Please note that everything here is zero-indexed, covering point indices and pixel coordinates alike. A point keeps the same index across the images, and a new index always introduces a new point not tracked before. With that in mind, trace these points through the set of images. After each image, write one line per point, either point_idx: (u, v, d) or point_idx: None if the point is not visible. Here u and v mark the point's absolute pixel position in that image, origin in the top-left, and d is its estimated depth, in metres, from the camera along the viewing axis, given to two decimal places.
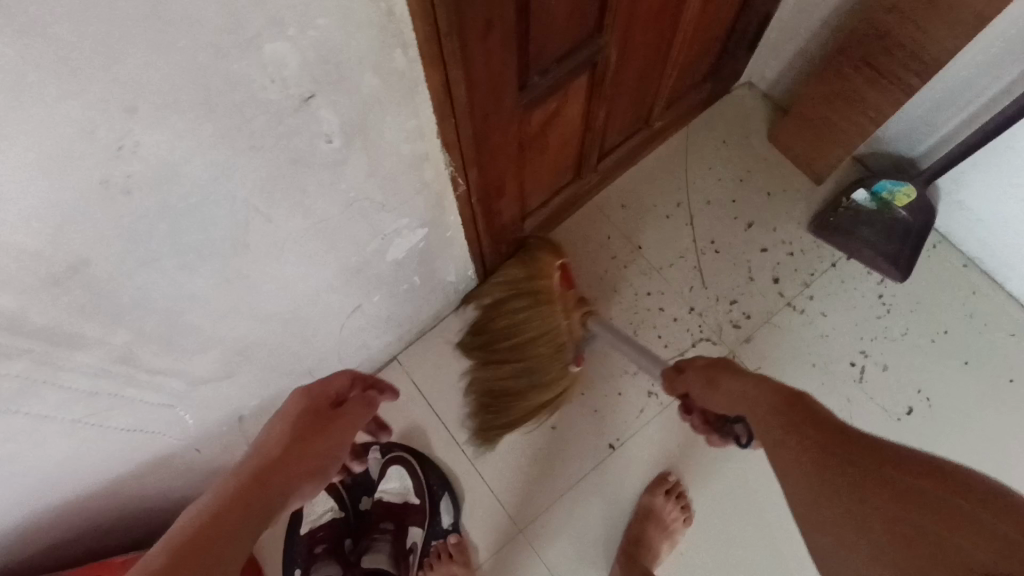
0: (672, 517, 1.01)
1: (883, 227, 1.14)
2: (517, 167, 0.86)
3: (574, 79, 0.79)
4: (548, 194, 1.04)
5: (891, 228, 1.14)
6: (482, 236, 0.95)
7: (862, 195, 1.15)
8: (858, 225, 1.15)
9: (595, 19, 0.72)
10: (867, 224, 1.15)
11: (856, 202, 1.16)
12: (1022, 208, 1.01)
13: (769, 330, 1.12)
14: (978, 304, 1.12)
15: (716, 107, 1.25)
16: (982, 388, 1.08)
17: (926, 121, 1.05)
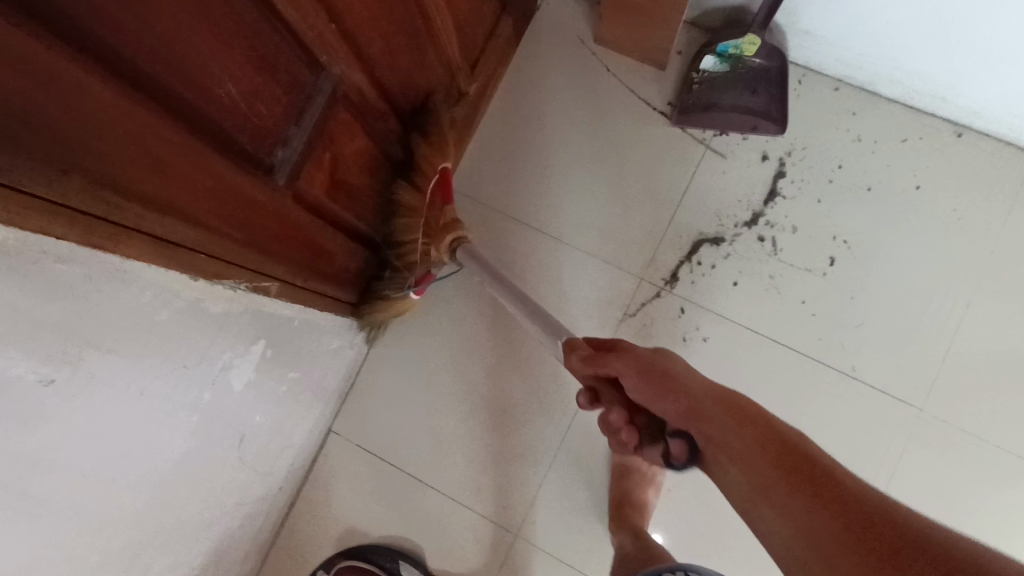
0: (647, 464, 1.01)
1: (741, 84, 1.06)
2: (331, 225, 0.79)
3: (335, 122, 0.71)
4: (391, 213, 0.97)
5: (749, 82, 1.06)
6: (341, 294, 0.90)
7: (711, 61, 1.05)
8: (718, 95, 1.07)
9: (306, 62, 0.63)
10: (726, 88, 1.07)
11: (707, 71, 1.07)
12: (862, 17, 0.93)
13: (670, 241, 1.08)
14: (858, 125, 1.07)
15: (531, 32, 1.16)
16: (891, 208, 1.05)
17: None
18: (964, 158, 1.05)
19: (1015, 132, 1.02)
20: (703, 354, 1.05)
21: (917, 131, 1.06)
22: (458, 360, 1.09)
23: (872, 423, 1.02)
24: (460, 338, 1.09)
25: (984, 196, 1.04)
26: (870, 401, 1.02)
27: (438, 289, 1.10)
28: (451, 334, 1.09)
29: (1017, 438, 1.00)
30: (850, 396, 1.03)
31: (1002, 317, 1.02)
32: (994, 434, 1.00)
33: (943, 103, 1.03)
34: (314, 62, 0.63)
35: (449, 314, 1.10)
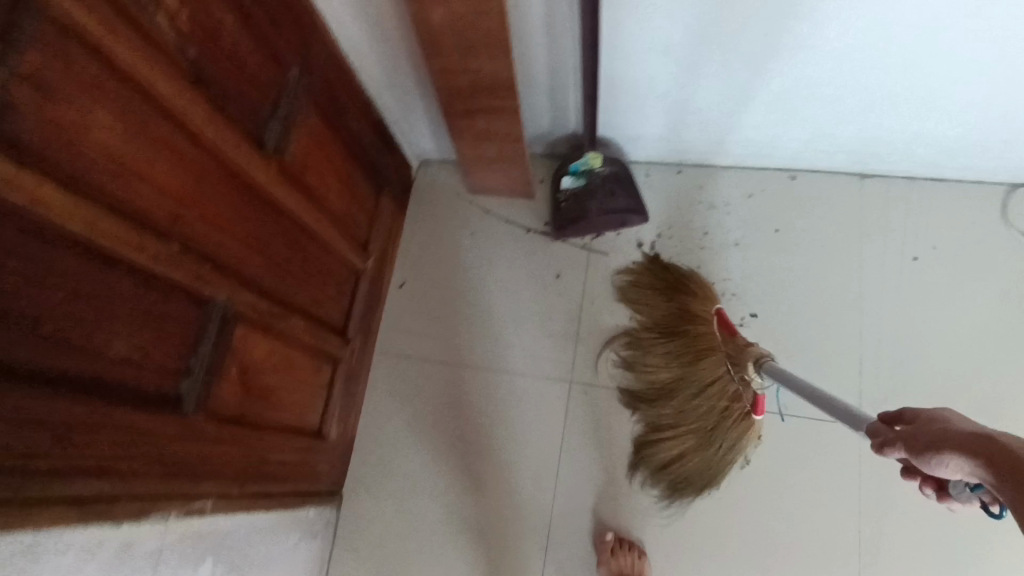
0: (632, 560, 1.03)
1: (601, 191, 1.18)
2: (258, 430, 0.85)
3: (234, 340, 0.79)
4: (320, 395, 1.04)
5: (606, 186, 1.19)
6: (287, 488, 0.94)
7: (568, 181, 1.19)
8: (585, 205, 1.18)
9: (191, 302, 0.72)
10: (590, 197, 1.18)
11: (569, 189, 1.20)
12: (668, 114, 1.10)
13: (585, 342, 1.17)
14: (709, 195, 1.21)
15: (413, 198, 1.31)
16: (763, 253, 1.17)
17: (555, 106, 1.12)
18: (806, 195, 1.18)
19: (836, 163, 1.16)
20: (646, 436, 1.10)
21: (759, 185, 1.20)
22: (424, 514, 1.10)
23: (813, 460, 1.09)
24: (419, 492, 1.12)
25: (835, 221, 1.16)
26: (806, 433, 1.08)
27: (392, 449, 1.15)
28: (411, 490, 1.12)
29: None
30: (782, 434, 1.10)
31: (893, 320, 1.10)
32: None
33: (768, 157, 1.18)
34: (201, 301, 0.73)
35: (406, 470, 1.14)
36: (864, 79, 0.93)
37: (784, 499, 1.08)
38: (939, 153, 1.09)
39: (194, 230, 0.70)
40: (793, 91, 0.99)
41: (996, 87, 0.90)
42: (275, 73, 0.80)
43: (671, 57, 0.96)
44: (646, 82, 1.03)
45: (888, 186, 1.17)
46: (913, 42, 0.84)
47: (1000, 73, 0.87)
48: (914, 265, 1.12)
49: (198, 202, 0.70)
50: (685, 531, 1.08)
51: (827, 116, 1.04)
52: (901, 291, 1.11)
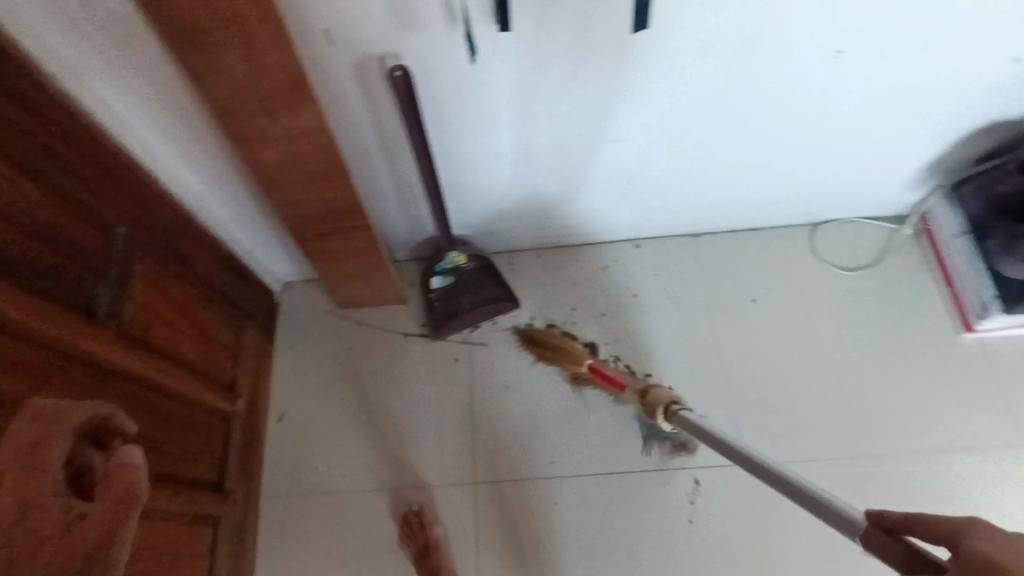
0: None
1: (469, 284, 1.23)
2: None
3: None
4: (203, 562, 0.94)
5: (474, 279, 1.23)
6: None
7: (436, 280, 1.23)
8: (455, 300, 1.21)
9: (88, 443, 0.63)
10: (459, 291, 1.22)
11: (439, 287, 1.23)
12: (515, 206, 1.18)
13: (483, 436, 1.16)
14: (570, 272, 1.30)
15: (283, 325, 1.27)
16: (629, 317, 1.25)
17: (409, 214, 1.17)
18: (653, 258, 1.30)
19: (672, 227, 1.30)
20: (559, 519, 1.09)
21: (611, 257, 1.31)
22: None
23: (737, 517, 1.07)
24: None
25: (683, 277, 1.28)
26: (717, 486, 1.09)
27: None
28: None
29: (830, 451, 1.13)
30: (696, 500, 1.08)
31: (751, 355, 1.21)
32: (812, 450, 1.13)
33: (613, 231, 1.29)
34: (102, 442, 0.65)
35: None
36: (668, 159, 1.08)
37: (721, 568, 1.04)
38: (749, 207, 1.25)
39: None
40: (616, 172, 1.11)
41: (773, 143, 1.07)
42: (102, 237, 0.77)
43: (503, 159, 1.04)
44: (487, 182, 1.10)
45: (718, 240, 1.32)
46: (696, 116, 0.99)
47: (771, 133, 1.04)
48: (756, 303, 1.26)
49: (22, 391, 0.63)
50: None
51: (651, 190, 1.17)
52: (751, 328, 1.23)
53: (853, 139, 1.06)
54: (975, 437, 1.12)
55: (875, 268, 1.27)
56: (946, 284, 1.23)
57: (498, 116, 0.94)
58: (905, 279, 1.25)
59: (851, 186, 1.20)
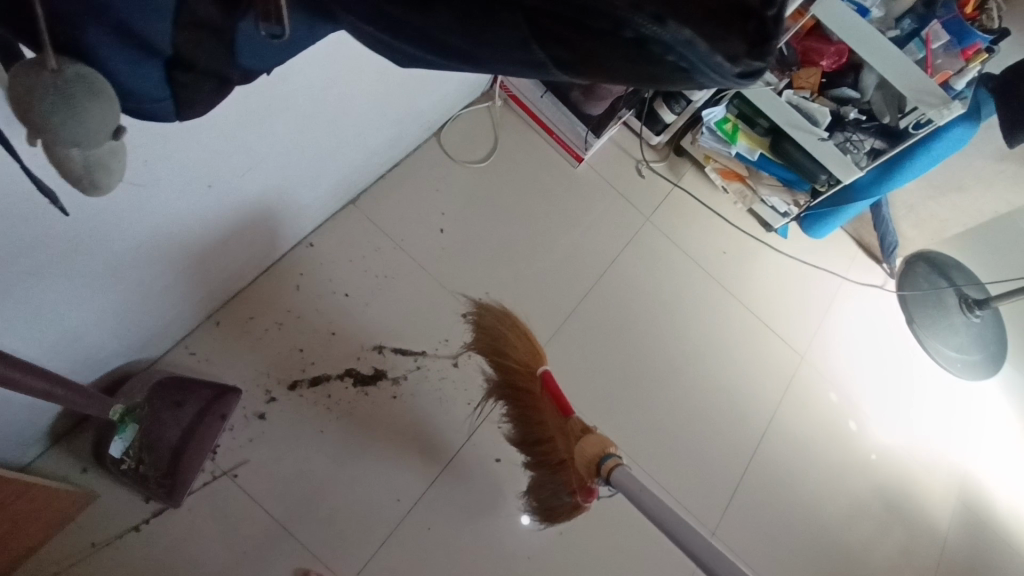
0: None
1: (160, 418, 0.94)
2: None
3: None
4: None
5: (161, 407, 0.95)
6: None
7: (116, 446, 0.88)
8: (163, 443, 0.94)
9: None
10: (158, 433, 0.94)
11: (126, 449, 0.90)
12: (160, 301, 0.88)
13: (315, 537, 0.99)
14: (267, 316, 1.08)
15: None
16: (357, 318, 1.14)
17: (18, 408, 0.78)
18: (335, 246, 1.17)
19: (331, 206, 1.16)
20: (440, 532, 1.05)
21: (295, 272, 1.12)
22: None
23: None
24: None
25: (373, 245, 1.20)
26: None
27: None
28: None
29: (567, 305, 1.32)
30: None
31: (473, 274, 1.26)
32: (556, 314, 1.30)
33: (279, 248, 1.09)
34: None
35: None
36: (304, 153, 0.91)
37: None
38: (386, 149, 1.19)
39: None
40: (258, 198, 0.90)
41: (386, 87, 0.98)
42: None
43: (122, 268, 0.74)
44: (112, 303, 0.78)
45: (373, 193, 1.24)
46: (314, 101, 0.82)
47: (382, 78, 0.95)
48: (446, 228, 1.27)
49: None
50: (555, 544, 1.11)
51: (295, 196, 1.00)
52: (458, 251, 1.26)
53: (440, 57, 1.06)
54: (627, 230, 1.44)
55: (495, 151, 1.37)
56: (547, 134, 1.42)
57: (87, 235, 0.63)
58: (523, 140, 1.41)
59: (448, 88, 1.22)
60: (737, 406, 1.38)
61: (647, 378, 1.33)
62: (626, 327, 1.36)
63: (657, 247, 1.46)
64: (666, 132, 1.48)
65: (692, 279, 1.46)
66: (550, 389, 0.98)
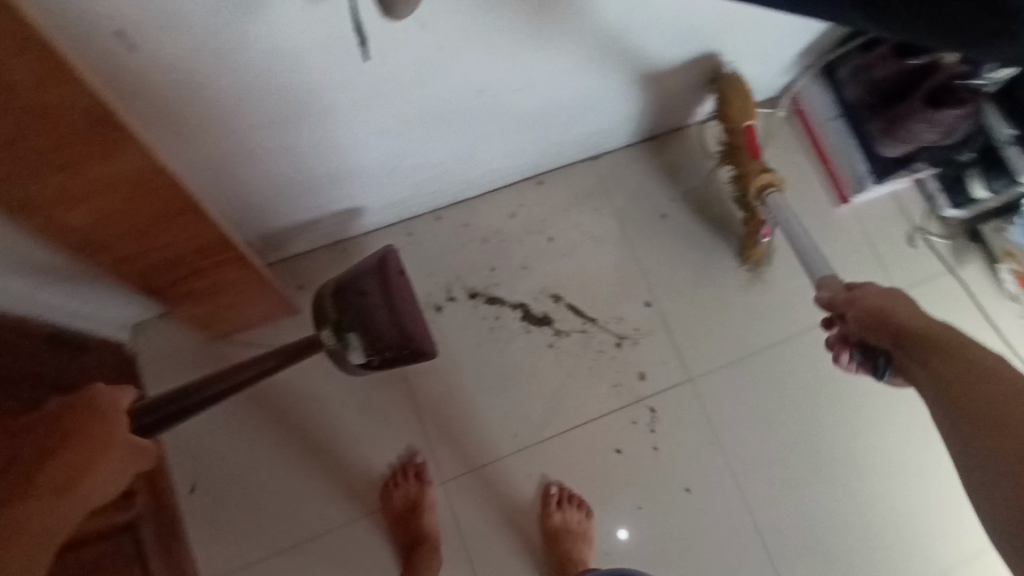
0: (571, 559, 1.01)
1: (356, 309, 0.87)
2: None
3: None
4: None
5: (353, 302, 0.87)
6: None
7: (355, 355, 0.87)
8: (382, 327, 0.87)
9: None
10: (368, 320, 0.87)
11: (363, 352, 0.87)
12: (407, 176, 1.01)
13: (433, 427, 1.08)
14: (479, 229, 1.17)
15: (154, 376, 1.04)
16: (550, 263, 1.17)
17: (279, 215, 0.96)
18: (560, 192, 1.21)
19: (572, 156, 1.19)
20: (535, 482, 1.07)
21: (516, 201, 1.19)
22: None
23: (693, 427, 1.12)
24: None
25: (593, 205, 1.21)
26: (670, 405, 1.13)
27: None
28: None
29: (764, 342, 1.18)
30: (657, 427, 1.12)
31: (677, 269, 1.20)
32: (745, 345, 1.18)
33: (513, 175, 1.16)
34: None
35: None
36: (575, 91, 0.95)
37: (690, 479, 1.10)
38: (645, 121, 1.18)
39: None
40: (516, 120, 0.96)
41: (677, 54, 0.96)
42: None
43: (389, 133, 0.86)
44: (371, 161, 0.91)
45: (615, 157, 1.24)
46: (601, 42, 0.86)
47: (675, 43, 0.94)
48: (670, 215, 1.23)
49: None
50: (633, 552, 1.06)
51: (546, 134, 1.06)
52: (670, 242, 1.21)
53: (736, 47, 1.02)
54: None
55: None
56: (820, 162, 1.28)
57: (377, 89, 0.75)
58: (790, 159, 1.28)
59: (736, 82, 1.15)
60: (923, 545, 1.11)
61: (829, 462, 1.13)
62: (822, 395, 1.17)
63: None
64: (967, 208, 1.23)
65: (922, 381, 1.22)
66: (748, 137, 1.10)
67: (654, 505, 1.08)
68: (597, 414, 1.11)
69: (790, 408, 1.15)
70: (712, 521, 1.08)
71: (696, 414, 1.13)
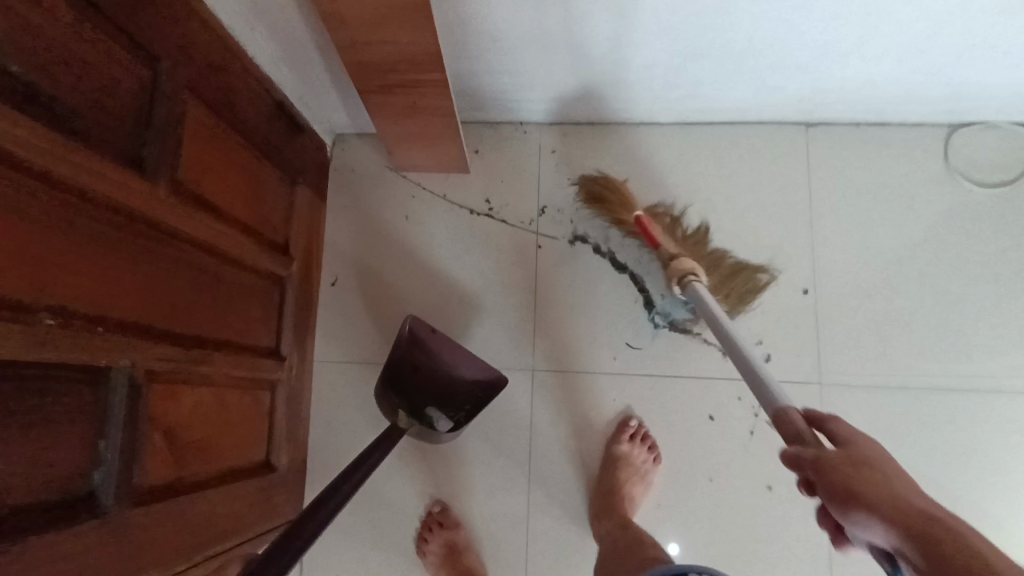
0: (624, 491, 1.00)
1: (416, 382, 0.95)
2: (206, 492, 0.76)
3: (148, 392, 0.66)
4: (270, 414, 0.93)
5: (403, 383, 0.95)
6: (252, 513, 0.86)
7: (445, 425, 0.94)
8: (449, 381, 0.96)
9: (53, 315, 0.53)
10: (430, 381, 0.95)
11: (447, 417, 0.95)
12: (616, 71, 0.99)
13: (543, 320, 1.11)
14: (659, 156, 1.14)
15: (334, 180, 1.17)
16: (717, 213, 1.11)
17: (487, 71, 1.01)
18: (756, 147, 1.13)
19: (785, 113, 1.10)
20: (617, 409, 1.06)
21: (707, 141, 1.14)
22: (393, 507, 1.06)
23: None
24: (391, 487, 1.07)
25: (785, 173, 1.12)
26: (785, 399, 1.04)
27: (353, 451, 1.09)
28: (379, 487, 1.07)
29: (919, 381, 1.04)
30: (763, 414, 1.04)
31: (851, 269, 1.08)
32: (895, 376, 1.05)
33: (715, 113, 1.11)
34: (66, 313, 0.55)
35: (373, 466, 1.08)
36: (832, 32, 0.85)
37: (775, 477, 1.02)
38: (888, 100, 1.04)
39: (122, 299, 0.62)
40: (750, 46, 0.90)
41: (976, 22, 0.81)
42: (145, 72, 0.66)
43: (620, 14, 0.85)
44: (590, 40, 0.91)
45: (836, 133, 1.12)
46: None
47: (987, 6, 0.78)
48: (868, 212, 1.10)
49: (104, 264, 0.60)
50: (686, 517, 1.02)
51: (777, 68, 0.96)
52: (856, 239, 1.09)
53: None
54: None
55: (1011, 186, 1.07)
56: None
57: None
58: None
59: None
60: None
61: None
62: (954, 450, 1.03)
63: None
64: None
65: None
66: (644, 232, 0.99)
67: (725, 484, 1.02)
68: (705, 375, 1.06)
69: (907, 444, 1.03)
70: (779, 528, 1.01)
71: None
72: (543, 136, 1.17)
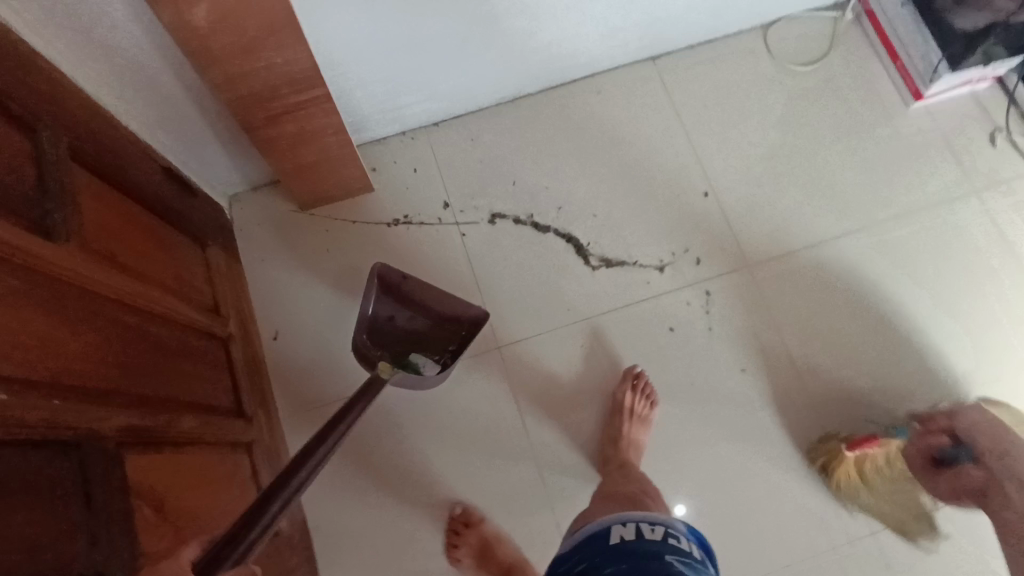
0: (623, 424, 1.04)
1: (400, 332, 1.02)
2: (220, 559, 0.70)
3: (128, 461, 0.61)
4: (252, 471, 0.88)
5: (385, 336, 1.01)
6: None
7: (431, 368, 1.00)
8: (427, 324, 1.02)
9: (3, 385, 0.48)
10: (413, 330, 1.02)
11: (433, 360, 1.00)
12: (480, 51, 1.06)
13: (492, 300, 1.13)
14: (541, 120, 1.22)
15: (240, 238, 1.14)
16: (609, 155, 1.20)
17: (361, 84, 1.04)
18: (621, 89, 1.24)
19: (632, 53, 1.23)
20: (588, 354, 1.11)
21: (576, 96, 1.24)
22: (410, 531, 1.03)
23: (749, 310, 1.13)
24: (400, 512, 1.03)
25: (652, 103, 1.24)
26: (726, 292, 1.13)
27: (352, 491, 1.04)
28: (388, 517, 1.03)
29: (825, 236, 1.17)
30: (712, 310, 1.12)
31: (736, 165, 1.21)
32: (804, 238, 1.17)
33: (575, 70, 1.21)
34: (16, 382, 0.49)
35: (376, 500, 1.04)
36: None
37: (743, 359, 1.10)
38: (708, 15, 1.19)
39: (69, 364, 0.57)
40: None
41: None
42: (26, 137, 0.63)
43: None
44: (446, 26, 0.97)
45: (679, 58, 1.26)
46: None
47: None
48: (731, 114, 1.24)
49: (43, 330, 0.55)
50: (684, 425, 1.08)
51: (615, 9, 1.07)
52: (729, 138, 1.23)
53: None
54: (945, 195, 1.20)
55: (823, 62, 1.27)
56: (891, 61, 1.25)
57: None
58: (859, 63, 1.27)
59: None
60: None
61: (892, 352, 1.12)
62: (861, 307, 1.14)
63: (940, 227, 1.18)
64: None
65: (969, 283, 1.15)
66: None
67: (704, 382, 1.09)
68: (653, 296, 1.13)
69: (830, 313, 1.13)
70: (762, 402, 1.09)
71: (752, 300, 1.13)
72: (430, 136, 1.21)
